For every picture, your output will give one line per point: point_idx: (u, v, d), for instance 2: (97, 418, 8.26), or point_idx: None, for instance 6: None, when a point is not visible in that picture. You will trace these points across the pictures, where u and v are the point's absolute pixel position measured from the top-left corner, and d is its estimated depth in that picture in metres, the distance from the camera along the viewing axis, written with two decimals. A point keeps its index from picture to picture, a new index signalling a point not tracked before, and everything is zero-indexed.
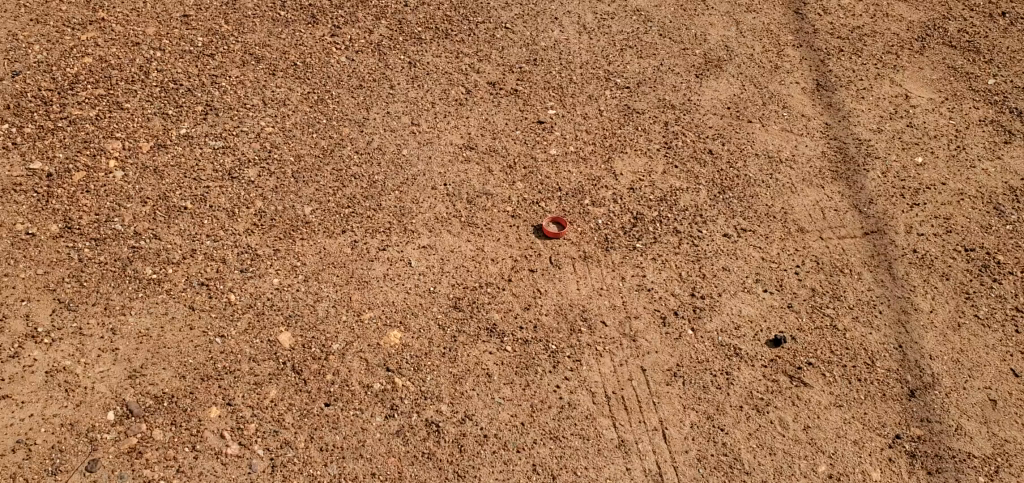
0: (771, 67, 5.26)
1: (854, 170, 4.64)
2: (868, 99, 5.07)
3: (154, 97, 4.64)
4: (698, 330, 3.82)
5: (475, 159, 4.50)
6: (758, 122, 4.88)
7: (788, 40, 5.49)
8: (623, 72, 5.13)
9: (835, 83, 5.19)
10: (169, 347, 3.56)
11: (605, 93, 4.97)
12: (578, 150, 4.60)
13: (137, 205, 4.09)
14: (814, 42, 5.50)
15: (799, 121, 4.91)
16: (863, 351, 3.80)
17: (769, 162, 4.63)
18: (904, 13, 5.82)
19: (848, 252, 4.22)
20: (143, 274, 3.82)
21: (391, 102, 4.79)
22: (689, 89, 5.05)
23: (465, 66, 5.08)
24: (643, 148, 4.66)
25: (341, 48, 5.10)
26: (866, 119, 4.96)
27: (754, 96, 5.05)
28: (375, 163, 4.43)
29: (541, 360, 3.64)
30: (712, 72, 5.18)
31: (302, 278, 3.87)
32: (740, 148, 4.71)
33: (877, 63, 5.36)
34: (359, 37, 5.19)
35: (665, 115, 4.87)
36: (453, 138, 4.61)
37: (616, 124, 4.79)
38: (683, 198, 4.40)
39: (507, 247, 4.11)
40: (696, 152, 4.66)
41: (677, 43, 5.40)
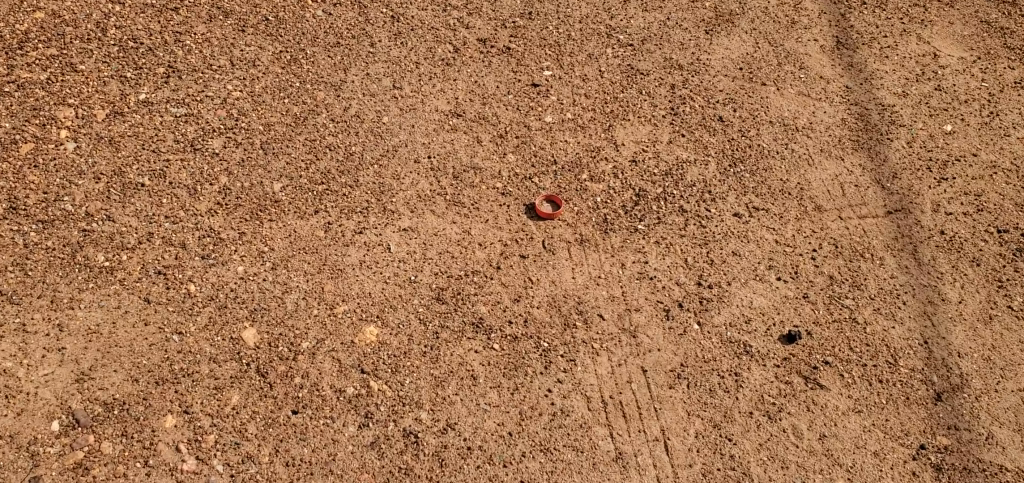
0: (787, 22, 4.83)
1: (876, 140, 4.24)
2: (893, 59, 4.65)
3: (111, 57, 4.23)
4: (704, 325, 3.47)
5: (463, 128, 4.11)
6: (773, 85, 4.47)
7: None
8: (625, 28, 4.70)
9: (856, 40, 4.76)
10: (121, 346, 3.23)
11: (606, 52, 4.55)
12: (575, 118, 4.21)
13: (90, 182, 3.71)
14: None
15: (817, 84, 4.50)
16: (885, 348, 3.46)
17: (784, 131, 4.24)
18: None
19: (870, 234, 3.86)
20: (94, 262, 3.47)
21: (371, 62, 4.37)
22: (697, 46, 4.63)
23: (453, 20, 4.64)
24: (646, 115, 4.26)
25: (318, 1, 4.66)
26: (891, 81, 4.54)
27: (769, 55, 4.62)
28: (353, 133, 4.05)
29: (532, 360, 3.31)
30: (723, 28, 4.75)
31: (269, 266, 3.52)
32: (753, 115, 4.31)
33: (904, 17, 4.92)
34: None
35: (671, 77, 4.46)
36: (438, 103, 4.21)
37: (617, 87, 4.38)
38: (689, 173, 4.03)
39: (496, 230, 3.75)
40: (704, 120, 4.26)
41: None
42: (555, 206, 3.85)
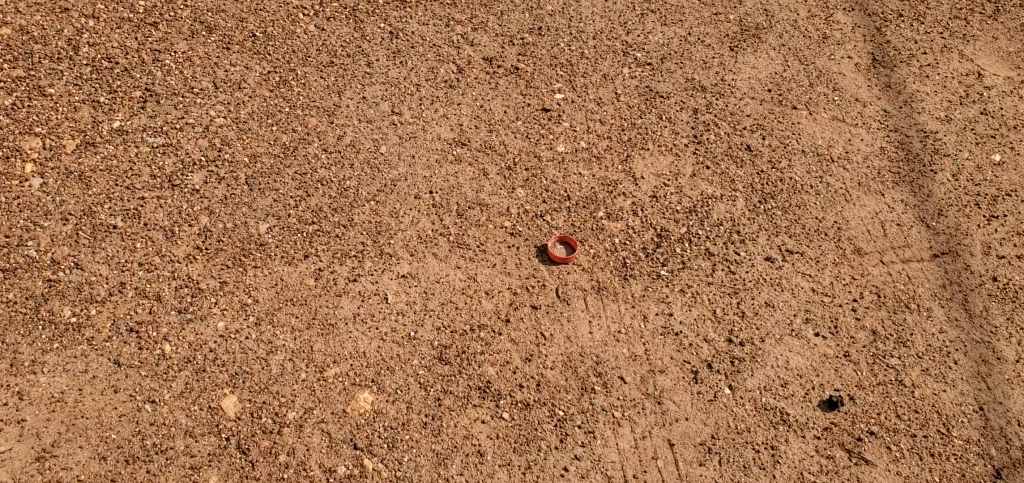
0: (818, 37, 4.47)
1: (919, 172, 3.89)
2: (933, 79, 4.29)
3: (83, 79, 3.86)
4: (736, 389, 3.14)
5: (467, 158, 3.75)
6: (804, 108, 4.11)
7: (836, 4, 4.69)
8: (643, 44, 4.34)
9: (894, 57, 4.40)
10: (87, 418, 2.89)
11: (622, 72, 4.20)
12: (590, 146, 3.85)
13: (56, 224, 3.36)
14: (867, 5, 4.69)
15: (852, 107, 4.14)
16: (936, 416, 3.13)
17: (818, 162, 3.89)
18: None
19: (915, 281, 3.52)
20: (60, 318, 3.12)
21: (368, 83, 4.02)
22: (722, 65, 4.27)
23: (457, 37, 4.30)
24: (667, 144, 3.90)
25: (310, 15, 4.32)
26: (932, 104, 4.19)
27: (798, 75, 4.26)
28: (347, 164, 3.69)
29: (545, 432, 2.97)
30: (749, 43, 4.39)
31: (252, 321, 3.17)
32: (784, 143, 3.95)
33: (944, 31, 4.56)
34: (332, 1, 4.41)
35: (694, 99, 4.10)
36: (441, 130, 3.85)
37: (635, 112, 4.03)
38: (716, 209, 3.67)
39: (504, 276, 3.38)
40: (731, 149, 3.91)
41: (707, 6, 4.60)
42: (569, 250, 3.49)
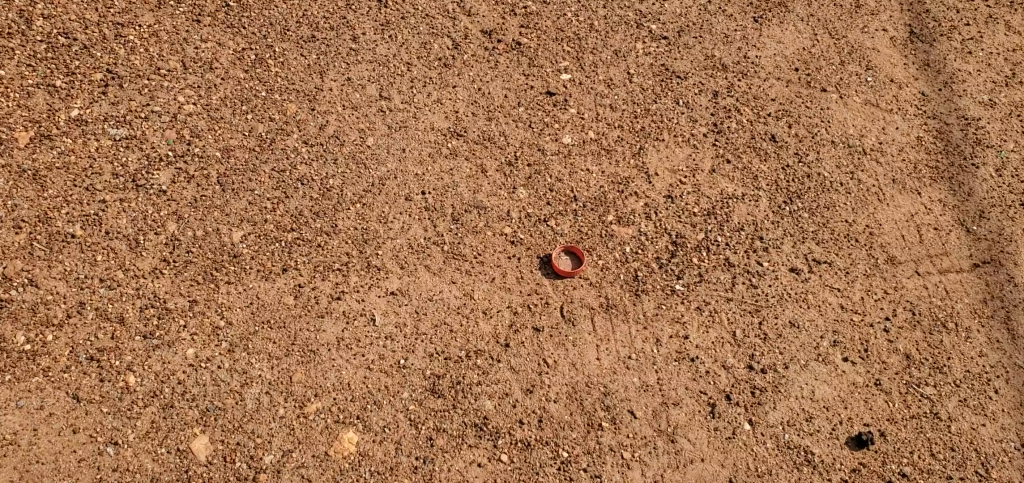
0: (850, 6, 4.11)
1: (959, 167, 3.56)
2: (977, 55, 3.94)
3: (37, 58, 3.47)
4: (757, 425, 2.87)
5: (464, 153, 3.42)
6: (834, 91, 3.75)
7: None
8: (658, 14, 3.98)
9: (933, 29, 4.05)
10: (43, 464, 2.60)
11: (636, 46, 3.85)
12: (599, 138, 3.52)
13: (8, 233, 3.03)
14: None
15: (886, 89, 3.78)
16: (975, 454, 2.86)
17: (849, 155, 3.54)
18: None
19: (953, 296, 3.22)
20: (12, 345, 2.81)
21: (353, 61, 3.65)
22: (744, 40, 3.91)
23: (452, 6, 3.93)
24: (683, 134, 3.55)
25: None
26: (976, 84, 3.84)
27: (830, 49, 3.90)
28: (330, 159, 3.34)
29: (548, 477, 2.70)
30: (775, 14, 4.03)
31: (226, 347, 2.88)
32: (812, 132, 3.60)
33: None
34: None
35: (714, 80, 3.74)
36: (435, 118, 3.51)
37: (649, 96, 3.68)
38: (737, 212, 3.35)
39: (504, 292, 3.08)
40: (754, 139, 3.56)
41: None
42: (574, 262, 3.17)
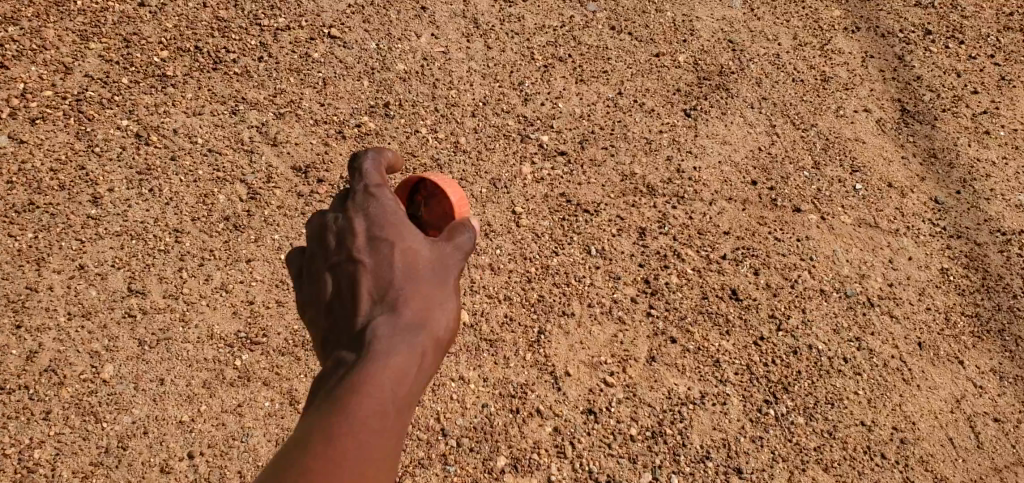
0: (818, 57, 2.98)
1: (1008, 309, 2.39)
2: (999, 121, 2.82)
3: None
4: None
5: (261, 372, 2.17)
6: (816, 208, 2.56)
7: None
8: (550, 117, 2.75)
9: (933, 83, 2.92)
10: None
11: (524, 170, 2.61)
12: (474, 322, 2.28)
13: None
14: None
15: (883, 198, 2.60)
16: None
17: (850, 309, 2.36)
18: None
19: None
20: None
21: (91, 235, 2.37)
22: (673, 145, 2.70)
23: (241, 122, 2.64)
24: (601, 302, 2.34)
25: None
26: (1006, 171, 2.69)
27: (796, 147, 2.71)
28: (43, 414, 2.06)
29: None
30: (733, 87, 2.87)
31: None
32: (789, 278, 2.41)
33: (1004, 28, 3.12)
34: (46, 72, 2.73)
35: (641, 211, 2.54)
36: (216, 317, 2.25)
37: (545, 246, 2.45)
38: (695, 425, 2.13)
39: None
40: (708, 298, 2.36)
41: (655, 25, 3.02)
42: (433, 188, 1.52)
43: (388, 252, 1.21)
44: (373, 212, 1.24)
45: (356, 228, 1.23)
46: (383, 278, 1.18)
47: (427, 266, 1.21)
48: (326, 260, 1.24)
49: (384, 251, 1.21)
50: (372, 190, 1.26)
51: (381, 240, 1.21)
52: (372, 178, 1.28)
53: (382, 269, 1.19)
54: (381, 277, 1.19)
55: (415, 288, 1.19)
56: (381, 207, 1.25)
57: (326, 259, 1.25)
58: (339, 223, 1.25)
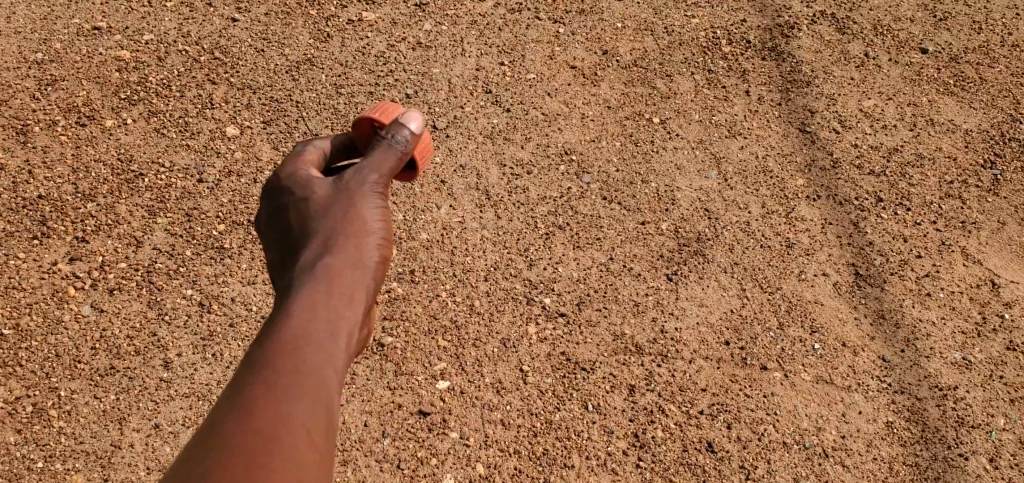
0: (785, 223, 3.45)
1: (942, 459, 2.81)
2: (941, 282, 3.26)
3: None
4: None
5: None
6: (780, 365, 3.00)
7: (799, 162, 3.69)
8: (551, 281, 3.22)
9: (885, 246, 3.38)
10: None
11: (530, 331, 3.06)
12: (488, 474, 2.70)
13: None
14: (836, 161, 3.70)
15: (838, 357, 3.03)
16: None
17: (806, 460, 2.78)
18: (956, 91, 4.06)
19: None
20: None
21: (164, 396, 2.82)
22: (657, 306, 3.16)
23: None
24: (596, 455, 2.75)
25: (84, 271, 3.11)
26: (946, 330, 3.13)
27: (763, 309, 3.16)
28: None
29: None
30: (710, 250, 3.35)
31: None
32: (756, 431, 2.84)
33: (949, 194, 3.59)
34: (123, 242, 3.20)
35: (630, 368, 2.97)
36: None
37: (549, 401, 2.87)
38: None
39: None
40: (687, 450, 2.78)
41: (641, 200, 3.54)
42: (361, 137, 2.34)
43: (324, 203, 2.09)
44: (313, 182, 2.16)
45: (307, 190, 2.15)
46: (322, 208, 2.09)
47: (347, 209, 2.08)
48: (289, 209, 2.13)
49: (324, 202, 2.10)
50: (311, 177, 2.18)
51: (321, 197, 2.11)
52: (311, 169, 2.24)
53: (321, 208, 2.08)
54: (321, 214, 2.06)
55: (335, 217, 2.05)
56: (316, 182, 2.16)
57: (288, 216, 2.13)
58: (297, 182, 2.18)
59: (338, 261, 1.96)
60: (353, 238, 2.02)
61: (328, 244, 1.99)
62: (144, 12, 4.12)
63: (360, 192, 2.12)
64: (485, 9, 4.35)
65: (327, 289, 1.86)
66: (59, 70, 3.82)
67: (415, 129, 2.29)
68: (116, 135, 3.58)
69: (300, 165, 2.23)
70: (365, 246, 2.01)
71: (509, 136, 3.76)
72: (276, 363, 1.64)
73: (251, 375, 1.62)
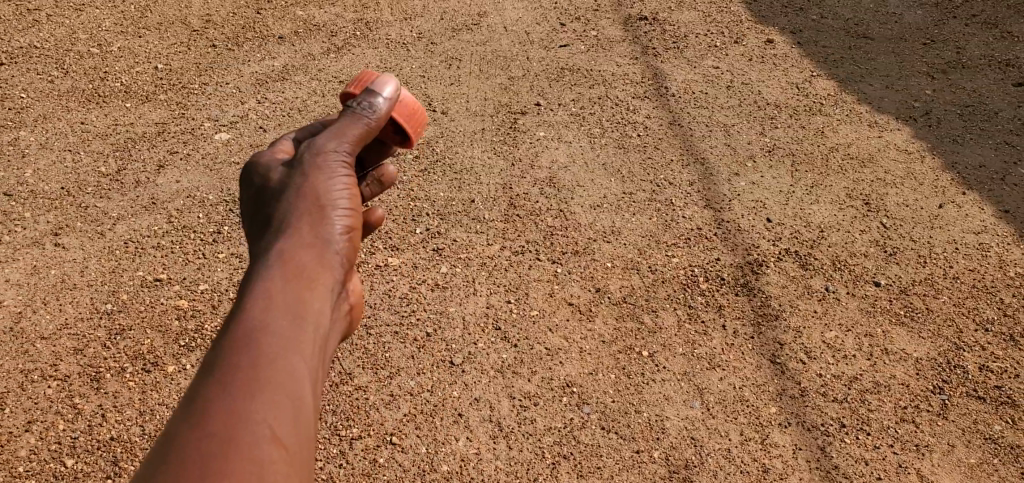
0: (761, 449, 3.96)
1: None
2: None
3: None
4: None
5: None
6: None
7: (771, 391, 4.23)
8: None
9: (848, 470, 3.88)
10: None
11: None
12: None
13: None
14: (803, 389, 4.24)
15: None
16: None
17: None
18: (905, 320, 4.66)
19: None
20: None
21: None
22: None
23: None
24: None
25: None
26: None
27: None
28: None
29: None
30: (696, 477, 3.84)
31: None
32: None
33: (903, 419, 4.12)
34: None
35: None
36: None
37: None
38: None
39: None
40: None
41: (636, 428, 4.05)
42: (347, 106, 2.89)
43: (288, 182, 2.51)
44: (278, 167, 2.59)
45: (275, 170, 2.58)
46: (286, 185, 2.51)
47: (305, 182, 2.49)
48: (263, 189, 2.56)
49: (288, 180, 2.52)
50: (275, 161, 2.62)
51: (286, 176, 2.53)
52: (275, 153, 2.67)
53: (286, 187, 2.50)
54: (286, 195, 2.48)
55: (295, 198, 2.46)
56: (279, 162, 2.61)
57: (261, 194, 2.56)
58: (266, 164, 2.63)
59: (294, 252, 2.34)
60: (309, 231, 2.41)
61: (289, 237, 2.38)
62: (199, 263, 4.76)
63: (319, 175, 2.50)
64: (493, 252, 5.02)
65: (284, 286, 2.25)
66: (127, 320, 4.41)
67: (388, 94, 2.71)
68: (177, 379, 4.12)
69: (270, 156, 2.65)
70: (320, 226, 2.42)
71: (517, 369, 4.31)
72: (239, 361, 2.03)
73: (218, 370, 2.02)
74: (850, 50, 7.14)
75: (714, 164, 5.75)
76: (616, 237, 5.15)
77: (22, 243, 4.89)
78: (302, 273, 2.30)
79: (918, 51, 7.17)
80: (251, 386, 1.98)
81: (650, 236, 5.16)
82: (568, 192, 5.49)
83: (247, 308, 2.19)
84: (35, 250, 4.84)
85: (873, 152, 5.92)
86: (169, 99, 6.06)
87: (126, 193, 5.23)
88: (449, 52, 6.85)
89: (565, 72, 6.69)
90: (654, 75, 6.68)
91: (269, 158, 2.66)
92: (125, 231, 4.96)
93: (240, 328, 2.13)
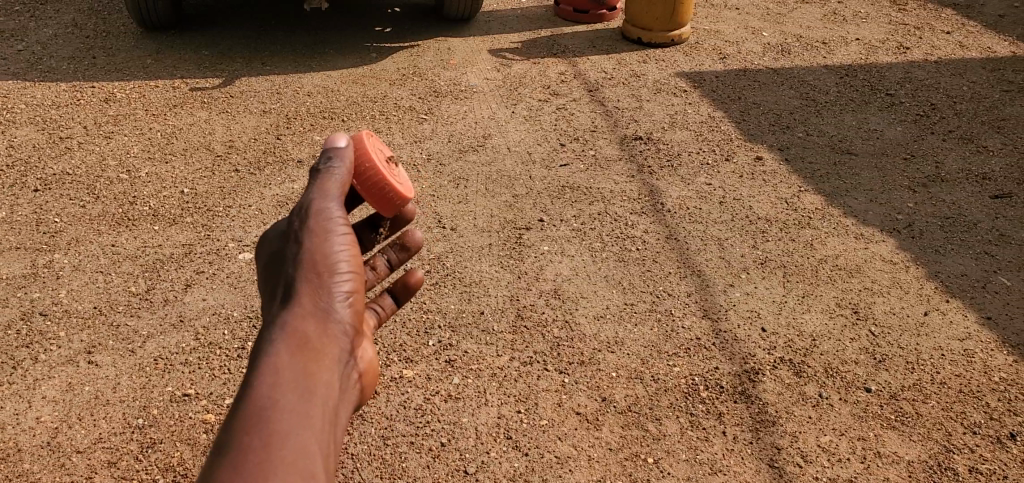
0: None
1: None
2: None
3: None
4: None
5: None
6: None
7: None
8: None
9: None
10: None
11: None
12: None
13: None
14: None
15: None
16: None
17: None
18: (895, 423, 4.91)
19: None
20: None
21: None
22: None
23: None
24: None
25: None
26: None
27: None
28: None
29: None
30: None
31: None
32: None
33: None
34: None
35: None
36: None
37: None
38: None
39: None
40: None
41: None
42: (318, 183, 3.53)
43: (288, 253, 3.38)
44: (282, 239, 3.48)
45: (281, 247, 3.44)
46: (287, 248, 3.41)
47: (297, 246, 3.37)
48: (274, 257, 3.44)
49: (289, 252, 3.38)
50: (279, 230, 3.52)
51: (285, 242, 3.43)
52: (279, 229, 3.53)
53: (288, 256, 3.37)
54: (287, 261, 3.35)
55: (295, 266, 3.31)
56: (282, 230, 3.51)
57: (274, 262, 3.44)
58: (275, 240, 3.51)
59: (298, 325, 3.09)
60: (309, 304, 3.17)
61: (294, 308, 3.16)
62: (225, 378, 5.03)
63: (312, 243, 3.35)
64: (503, 362, 5.29)
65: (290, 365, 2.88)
66: (158, 433, 4.66)
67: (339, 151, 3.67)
68: None
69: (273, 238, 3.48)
70: (316, 292, 3.22)
71: (528, 477, 4.54)
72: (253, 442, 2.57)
73: (235, 450, 2.55)
74: (835, 166, 7.57)
75: (709, 276, 6.08)
76: (619, 347, 5.43)
77: (57, 360, 5.16)
78: (307, 342, 3.03)
79: (900, 165, 7.60)
80: (267, 465, 2.52)
81: (652, 346, 5.44)
82: (573, 304, 5.79)
83: (258, 385, 2.79)
84: (70, 367, 5.11)
85: (860, 263, 6.26)
86: (195, 221, 6.44)
87: (155, 312, 5.54)
88: (456, 173, 7.27)
89: (566, 190, 7.09)
90: (650, 192, 7.08)
91: (275, 235, 3.52)
92: (154, 348, 5.25)
93: (251, 405, 2.71)
